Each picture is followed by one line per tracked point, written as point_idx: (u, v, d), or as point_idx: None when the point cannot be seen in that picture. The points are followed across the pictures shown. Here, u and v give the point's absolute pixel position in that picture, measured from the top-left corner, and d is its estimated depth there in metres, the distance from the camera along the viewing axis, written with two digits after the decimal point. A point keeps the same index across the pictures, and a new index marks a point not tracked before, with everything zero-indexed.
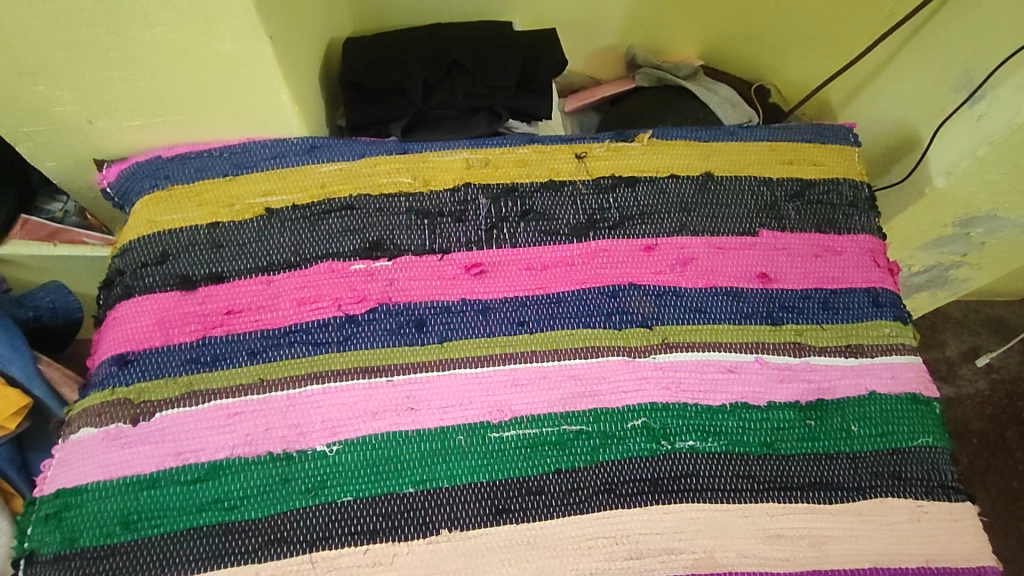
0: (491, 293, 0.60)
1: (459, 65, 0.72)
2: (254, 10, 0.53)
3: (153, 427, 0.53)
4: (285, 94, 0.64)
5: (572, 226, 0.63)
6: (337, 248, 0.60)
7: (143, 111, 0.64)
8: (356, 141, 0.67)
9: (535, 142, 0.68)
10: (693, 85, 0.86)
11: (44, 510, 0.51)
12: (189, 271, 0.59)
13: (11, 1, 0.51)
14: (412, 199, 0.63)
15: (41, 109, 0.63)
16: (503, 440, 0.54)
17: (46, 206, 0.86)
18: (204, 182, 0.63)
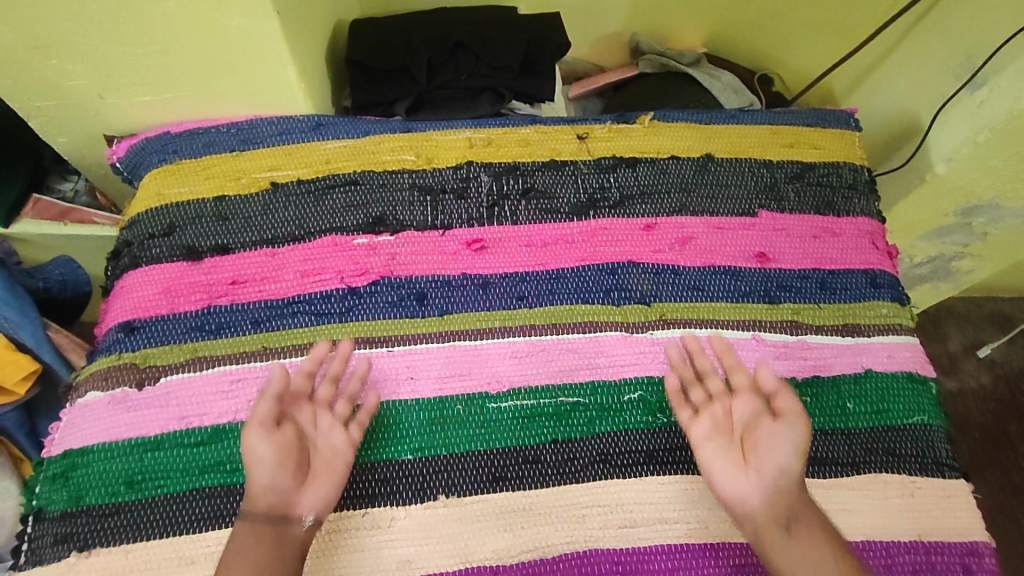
0: (491, 268, 0.61)
1: (463, 46, 0.72)
2: None
3: (158, 391, 0.54)
4: (291, 72, 0.65)
5: (572, 204, 0.64)
6: (341, 223, 0.61)
7: (153, 86, 0.65)
8: (360, 119, 0.68)
9: (537, 122, 0.69)
10: (697, 72, 0.86)
11: (52, 470, 0.52)
12: (195, 242, 0.60)
13: None
14: (415, 176, 0.64)
15: (53, 83, 0.64)
16: (500, 411, 0.55)
17: (58, 185, 0.88)
18: (212, 157, 0.65)
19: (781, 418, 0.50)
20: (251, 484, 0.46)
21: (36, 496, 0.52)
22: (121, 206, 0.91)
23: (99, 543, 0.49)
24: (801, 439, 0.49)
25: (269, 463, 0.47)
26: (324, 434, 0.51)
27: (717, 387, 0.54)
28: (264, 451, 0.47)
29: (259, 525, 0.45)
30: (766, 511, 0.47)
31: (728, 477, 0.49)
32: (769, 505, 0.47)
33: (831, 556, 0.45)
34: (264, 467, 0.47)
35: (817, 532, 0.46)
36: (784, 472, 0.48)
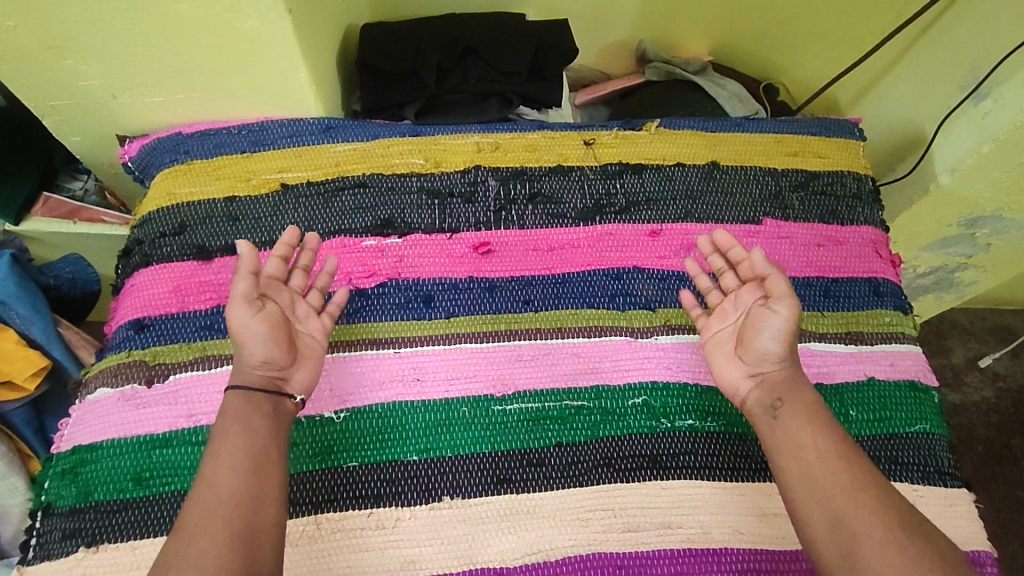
0: (498, 272, 0.61)
1: (472, 51, 0.72)
2: None
3: (167, 388, 0.55)
4: (303, 74, 0.65)
5: (579, 209, 0.65)
6: (349, 225, 0.63)
7: (166, 87, 0.66)
8: (369, 122, 0.70)
9: (544, 128, 0.70)
10: (703, 80, 0.87)
11: (60, 466, 0.53)
12: (206, 242, 0.62)
13: None
14: (423, 180, 0.66)
15: (69, 83, 0.65)
16: (506, 413, 0.55)
17: (67, 184, 0.89)
18: (223, 158, 0.67)
19: (767, 306, 0.52)
20: (246, 357, 0.48)
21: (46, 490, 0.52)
22: (130, 207, 0.92)
23: (108, 538, 0.50)
24: (789, 320, 0.50)
25: (264, 337, 0.49)
26: (303, 321, 0.53)
27: (730, 283, 0.57)
28: (258, 325, 0.49)
29: (253, 397, 0.47)
30: (756, 395, 0.51)
31: (725, 368, 0.53)
32: (762, 388, 0.51)
33: (816, 444, 0.47)
34: (259, 341, 0.49)
35: (801, 419, 0.48)
36: (771, 356, 0.51)
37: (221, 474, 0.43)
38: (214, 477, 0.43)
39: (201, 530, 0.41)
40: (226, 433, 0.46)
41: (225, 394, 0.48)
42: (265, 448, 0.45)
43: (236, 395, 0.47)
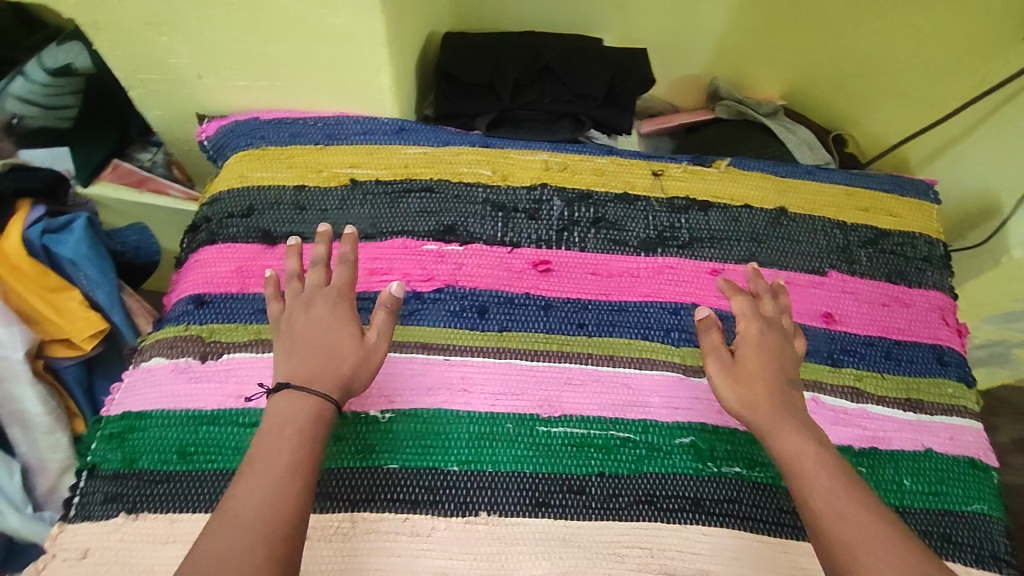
0: (555, 291, 0.61)
1: (550, 70, 0.72)
2: None
3: (220, 365, 0.56)
4: (385, 76, 0.67)
5: (641, 239, 0.65)
6: (413, 228, 0.64)
7: (251, 73, 0.68)
8: (440, 129, 0.71)
9: (613, 154, 0.70)
10: (774, 123, 0.85)
11: (109, 430, 0.54)
12: (272, 227, 0.63)
13: None
14: (489, 192, 0.66)
15: (163, 58, 0.68)
16: (550, 436, 0.54)
17: (139, 154, 0.93)
18: (297, 147, 0.68)
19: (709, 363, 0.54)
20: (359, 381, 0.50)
21: (92, 452, 0.53)
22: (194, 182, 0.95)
23: (148, 507, 0.50)
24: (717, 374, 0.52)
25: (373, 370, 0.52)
26: None
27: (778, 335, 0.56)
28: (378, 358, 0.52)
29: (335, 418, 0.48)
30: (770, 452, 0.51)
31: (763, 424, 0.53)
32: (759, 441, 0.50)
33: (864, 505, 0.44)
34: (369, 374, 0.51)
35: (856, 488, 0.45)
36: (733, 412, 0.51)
37: (258, 480, 0.43)
38: (250, 485, 0.43)
39: (237, 535, 0.40)
40: (274, 431, 0.46)
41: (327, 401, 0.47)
42: (310, 458, 0.45)
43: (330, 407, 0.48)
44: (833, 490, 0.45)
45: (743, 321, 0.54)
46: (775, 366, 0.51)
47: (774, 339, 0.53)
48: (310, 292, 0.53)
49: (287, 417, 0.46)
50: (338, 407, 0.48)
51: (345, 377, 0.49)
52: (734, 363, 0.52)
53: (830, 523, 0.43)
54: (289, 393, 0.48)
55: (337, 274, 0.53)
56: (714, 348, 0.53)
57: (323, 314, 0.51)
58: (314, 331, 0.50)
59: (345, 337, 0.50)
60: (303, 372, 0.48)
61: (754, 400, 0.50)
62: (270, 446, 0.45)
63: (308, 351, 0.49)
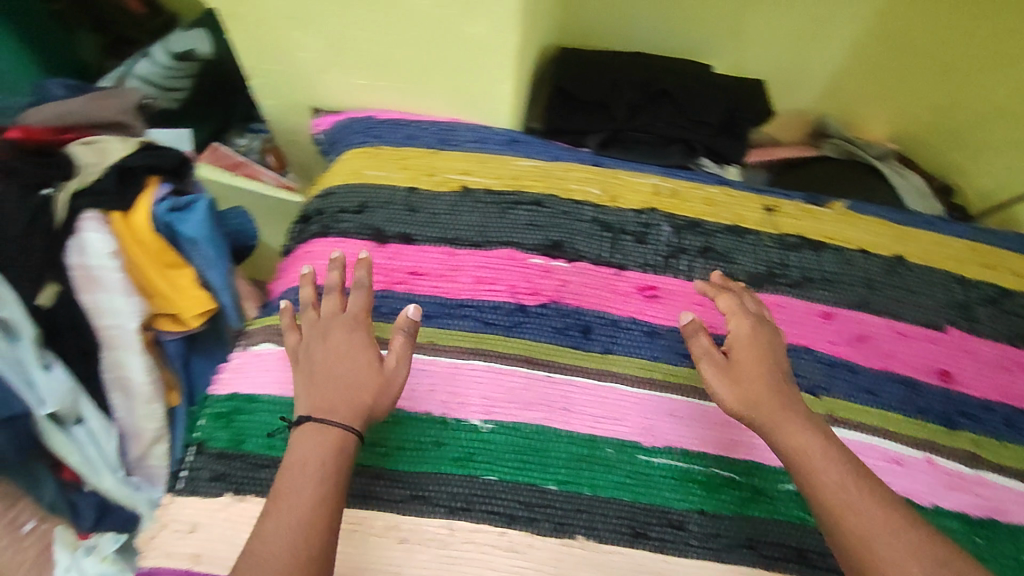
0: (660, 318, 0.61)
1: (667, 94, 0.72)
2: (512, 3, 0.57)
3: None
4: (505, 87, 0.67)
5: (750, 274, 0.63)
6: (520, 240, 0.64)
7: (371, 72, 0.69)
8: (550, 143, 0.71)
9: (725, 184, 0.69)
10: (887, 167, 0.82)
11: (217, 409, 0.56)
12: (384, 226, 0.65)
13: None
14: (597, 211, 0.66)
15: (289, 51, 0.70)
16: (651, 466, 0.54)
17: (235, 139, 0.99)
18: (411, 149, 0.69)
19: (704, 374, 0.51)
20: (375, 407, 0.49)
21: (201, 428, 0.56)
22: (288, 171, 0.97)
23: (253, 490, 0.52)
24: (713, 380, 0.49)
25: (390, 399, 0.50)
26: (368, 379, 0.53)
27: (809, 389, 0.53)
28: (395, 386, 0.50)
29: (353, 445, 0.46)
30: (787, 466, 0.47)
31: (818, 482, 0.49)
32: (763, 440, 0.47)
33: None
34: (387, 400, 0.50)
35: None
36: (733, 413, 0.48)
37: (282, 519, 0.41)
38: (275, 524, 0.41)
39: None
40: (300, 466, 0.44)
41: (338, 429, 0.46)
42: (335, 495, 0.43)
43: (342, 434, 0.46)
44: (844, 483, 0.41)
45: (732, 319, 0.53)
46: (767, 357, 0.50)
47: (763, 334, 0.52)
48: (327, 319, 0.53)
49: (307, 454, 0.44)
50: (360, 439, 0.47)
51: (367, 407, 0.48)
52: (727, 364, 0.50)
53: (844, 514, 0.40)
54: (311, 426, 0.46)
55: (353, 299, 0.54)
56: (706, 352, 0.51)
57: (343, 342, 0.51)
58: (333, 359, 0.50)
59: (363, 362, 0.50)
60: (326, 404, 0.47)
61: (752, 395, 0.47)
62: (293, 481, 0.43)
63: (326, 380, 0.49)
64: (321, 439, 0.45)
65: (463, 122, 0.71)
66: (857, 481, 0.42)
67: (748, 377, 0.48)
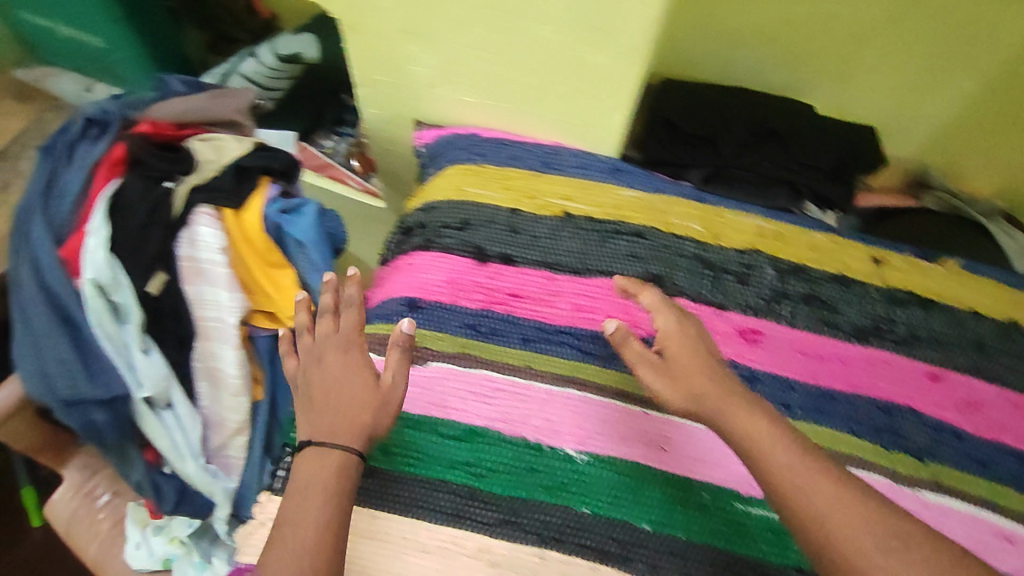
0: (761, 364, 0.59)
1: (776, 135, 0.72)
2: (638, 38, 0.56)
3: (426, 372, 0.59)
4: (616, 116, 0.66)
5: (854, 326, 0.61)
6: (620, 270, 0.64)
7: (479, 91, 0.70)
8: (653, 175, 0.71)
9: (831, 231, 0.68)
10: (992, 225, 0.79)
11: None
12: (485, 245, 0.65)
13: None
14: (698, 248, 0.65)
15: (400, 65, 0.71)
16: (748, 516, 0.53)
17: (322, 140, 1.00)
18: (514, 171, 0.70)
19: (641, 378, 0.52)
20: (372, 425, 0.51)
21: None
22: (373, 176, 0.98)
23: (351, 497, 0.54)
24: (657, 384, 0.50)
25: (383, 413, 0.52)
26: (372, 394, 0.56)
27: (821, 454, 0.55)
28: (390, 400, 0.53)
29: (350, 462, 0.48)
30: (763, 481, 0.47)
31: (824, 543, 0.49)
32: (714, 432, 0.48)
33: None
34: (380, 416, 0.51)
35: None
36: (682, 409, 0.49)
37: (286, 547, 0.43)
38: (280, 553, 0.42)
39: None
40: (304, 492, 0.46)
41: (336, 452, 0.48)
42: (336, 517, 0.45)
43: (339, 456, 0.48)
44: (793, 467, 0.42)
45: (657, 315, 0.54)
46: (700, 349, 0.51)
47: (691, 327, 0.53)
48: (322, 341, 0.56)
49: (309, 478, 0.46)
50: (362, 457, 0.49)
51: (366, 425, 0.50)
52: (664, 364, 0.51)
53: (796, 498, 0.41)
54: (312, 451, 0.48)
55: (343, 318, 0.58)
56: (640, 356, 0.52)
57: (338, 362, 0.54)
58: (328, 381, 0.53)
59: (360, 382, 0.52)
60: (328, 427, 0.49)
61: (695, 389, 0.48)
62: (296, 507, 0.45)
63: (325, 402, 0.51)
64: (322, 463, 0.47)
65: (573, 149, 0.70)
66: (804, 459, 0.42)
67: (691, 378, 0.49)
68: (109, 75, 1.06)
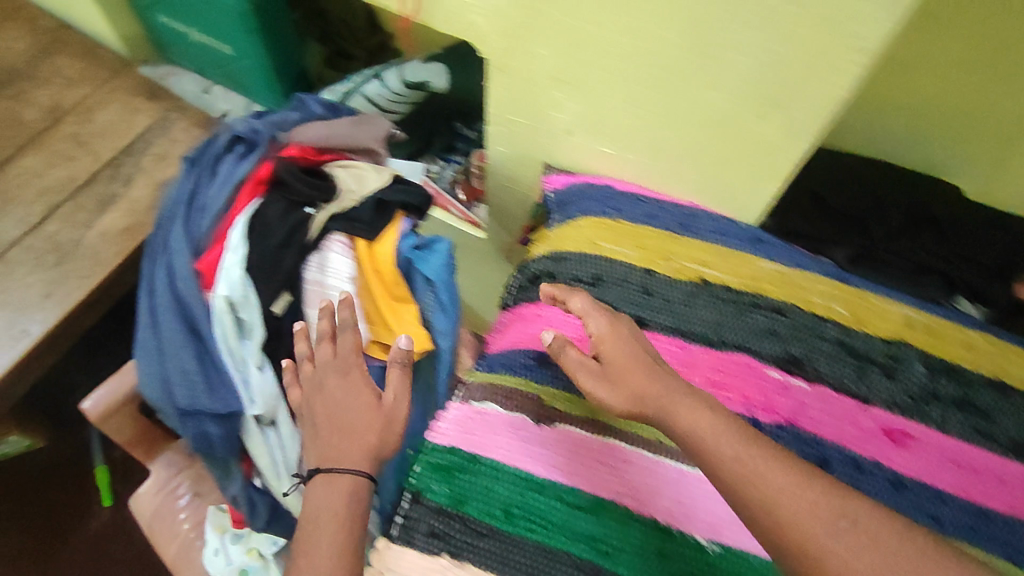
0: (906, 468, 0.56)
1: (935, 223, 0.70)
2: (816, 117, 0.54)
3: (553, 434, 0.58)
4: (767, 190, 0.63)
5: (1012, 440, 0.57)
6: (757, 347, 0.62)
7: (620, 145, 0.67)
8: (793, 249, 0.68)
9: (985, 330, 0.64)
10: None
11: (435, 459, 0.58)
12: (618, 305, 0.64)
13: (614, 31, 0.56)
14: (841, 332, 0.62)
15: (541, 109, 0.69)
16: None
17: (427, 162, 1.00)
18: (650, 230, 0.68)
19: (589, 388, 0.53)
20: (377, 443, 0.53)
21: (417, 474, 0.58)
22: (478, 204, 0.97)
23: (469, 557, 0.53)
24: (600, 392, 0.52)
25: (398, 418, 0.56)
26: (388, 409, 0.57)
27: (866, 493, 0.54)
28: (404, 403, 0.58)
29: (356, 483, 0.50)
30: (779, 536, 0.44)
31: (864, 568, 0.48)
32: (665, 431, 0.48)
33: None
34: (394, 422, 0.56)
35: None
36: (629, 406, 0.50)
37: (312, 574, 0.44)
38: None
39: None
40: (320, 523, 0.48)
41: (342, 478, 0.50)
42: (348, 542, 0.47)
43: (349, 480, 0.50)
44: (738, 457, 0.42)
45: (589, 320, 0.55)
46: (637, 347, 0.53)
47: (623, 327, 0.55)
48: (322, 366, 0.60)
49: (321, 507, 0.49)
50: (371, 480, 0.51)
51: (373, 446, 0.53)
52: (602, 370, 0.53)
53: (750, 490, 0.41)
54: (321, 478, 0.51)
55: (340, 342, 0.61)
56: (579, 363, 0.54)
57: (340, 386, 0.58)
58: (331, 407, 0.56)
59: (363, 403, 0.56)
60: (333, 453, 0.52)
61: (636, 390, 0.49)
62: (313, 537, 0.47)
63: (329, 427, 0.55)
64: (333, 491, 0.50)
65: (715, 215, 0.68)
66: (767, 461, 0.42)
67: (626, 375, 0.50)
68: (232, 81, 1.07)
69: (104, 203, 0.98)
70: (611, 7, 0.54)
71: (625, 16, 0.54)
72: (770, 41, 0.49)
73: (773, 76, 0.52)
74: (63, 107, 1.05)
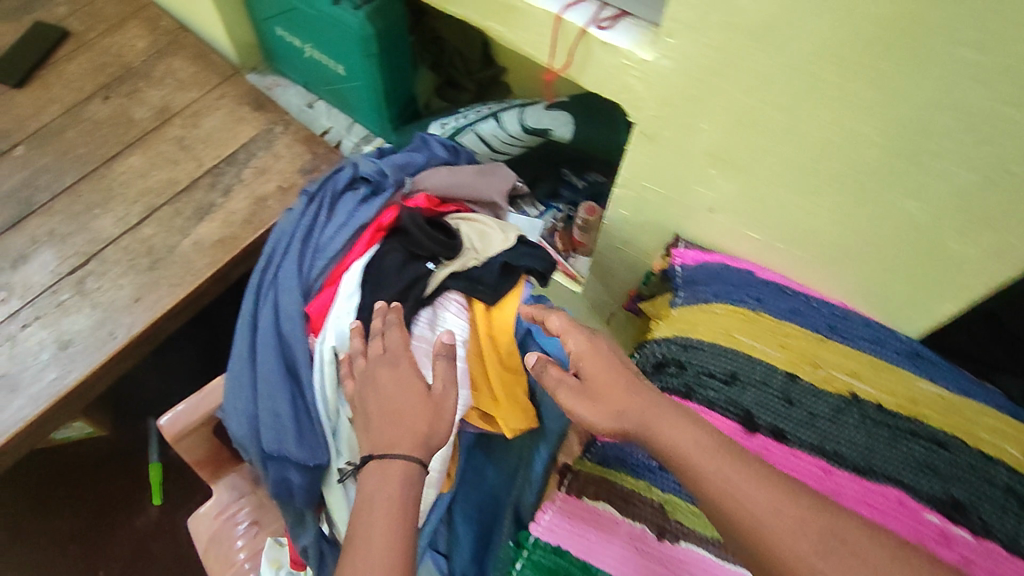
0: None
1: None
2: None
3: (676, 553, 0.52)
4: (940, 302, 0.58)
5: None
6: (913, 483, 0.54)
7: (771, 232, 0.63)
8: (956, 370, 0.61)
9: None
10: None
11: (540, 559, 0.55)
12: (755, 411, 0.58)
13: (802, 116, 0.51)
14: (1016, 478, 0.53)
15: (685, 182, 0.65)
16: None
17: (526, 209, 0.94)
18: (794, 327, 0.62)
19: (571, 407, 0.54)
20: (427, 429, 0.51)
21: (519, 572, 0.55)
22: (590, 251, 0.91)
23: None
24: (585, 409, 0.52)
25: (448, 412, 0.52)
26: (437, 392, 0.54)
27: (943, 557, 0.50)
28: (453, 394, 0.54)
29: (407, 469, 0.48)
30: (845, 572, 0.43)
31: None
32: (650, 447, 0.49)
33: None
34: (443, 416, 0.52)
35: None
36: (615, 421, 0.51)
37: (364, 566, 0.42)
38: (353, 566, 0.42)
39: None
40: (371, 509, 0.46)
41: (390, 462, 0.48)
42: (400, 531, 0.44)
43: (399, 465, 0.48)
44: (722, 473, 0.44)
45: (568, 337, 0.57)
46: (614, 362, 0.54)
47: (601, 344, 0.56)
48: (373, 361, 0.56)
49: (371, 491, 0.47)
50: (424, 465, 0.49)
51: (425, 433, 0.50)
52: (581, 386, 0.53)
53: (732, 505, 0.43)
54: (373, 466, 0.49)
55: (389, 338, 0.57)
56: (560, 380, 0.54)
57: (391, 379, 0.54)
58: (381, 395, 0.53)
59: (414, 392, 0.52)
60: (384, 441, 0.50)
61: (620, 406, 0.50)
62: (365, 520, 0.45)
63: (382, 416, 0.51)
64: (381, 476, 0.48)
65: (873, 320, 0.63)
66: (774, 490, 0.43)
67: (610, 392, 0.52)
68: (338, 100, 1.07)
69: (200, 210, 0.97)
70: (802, 93, 0.50)
71: (815, 104, 0.50)
72: (999, 159, 0.45)
73: (989, 189, 0.47)
74: (171, 109, 1.06)
